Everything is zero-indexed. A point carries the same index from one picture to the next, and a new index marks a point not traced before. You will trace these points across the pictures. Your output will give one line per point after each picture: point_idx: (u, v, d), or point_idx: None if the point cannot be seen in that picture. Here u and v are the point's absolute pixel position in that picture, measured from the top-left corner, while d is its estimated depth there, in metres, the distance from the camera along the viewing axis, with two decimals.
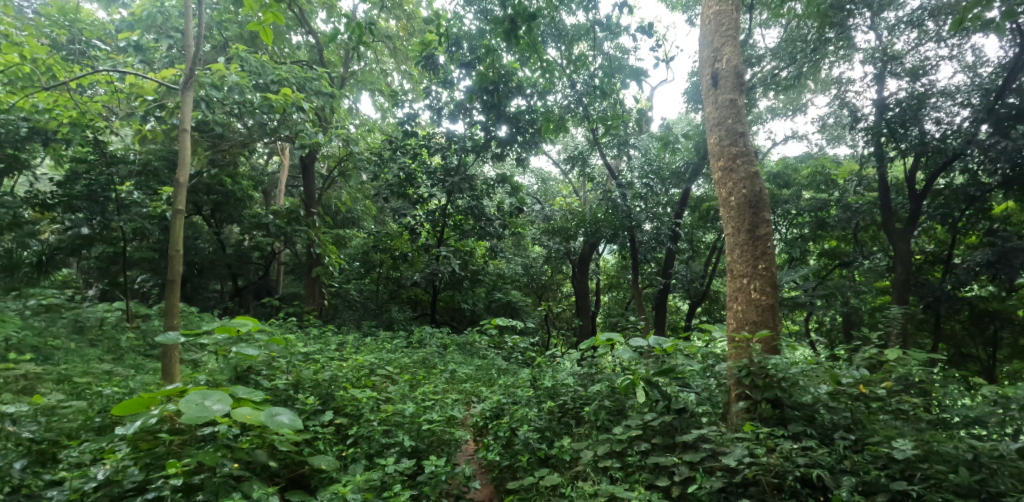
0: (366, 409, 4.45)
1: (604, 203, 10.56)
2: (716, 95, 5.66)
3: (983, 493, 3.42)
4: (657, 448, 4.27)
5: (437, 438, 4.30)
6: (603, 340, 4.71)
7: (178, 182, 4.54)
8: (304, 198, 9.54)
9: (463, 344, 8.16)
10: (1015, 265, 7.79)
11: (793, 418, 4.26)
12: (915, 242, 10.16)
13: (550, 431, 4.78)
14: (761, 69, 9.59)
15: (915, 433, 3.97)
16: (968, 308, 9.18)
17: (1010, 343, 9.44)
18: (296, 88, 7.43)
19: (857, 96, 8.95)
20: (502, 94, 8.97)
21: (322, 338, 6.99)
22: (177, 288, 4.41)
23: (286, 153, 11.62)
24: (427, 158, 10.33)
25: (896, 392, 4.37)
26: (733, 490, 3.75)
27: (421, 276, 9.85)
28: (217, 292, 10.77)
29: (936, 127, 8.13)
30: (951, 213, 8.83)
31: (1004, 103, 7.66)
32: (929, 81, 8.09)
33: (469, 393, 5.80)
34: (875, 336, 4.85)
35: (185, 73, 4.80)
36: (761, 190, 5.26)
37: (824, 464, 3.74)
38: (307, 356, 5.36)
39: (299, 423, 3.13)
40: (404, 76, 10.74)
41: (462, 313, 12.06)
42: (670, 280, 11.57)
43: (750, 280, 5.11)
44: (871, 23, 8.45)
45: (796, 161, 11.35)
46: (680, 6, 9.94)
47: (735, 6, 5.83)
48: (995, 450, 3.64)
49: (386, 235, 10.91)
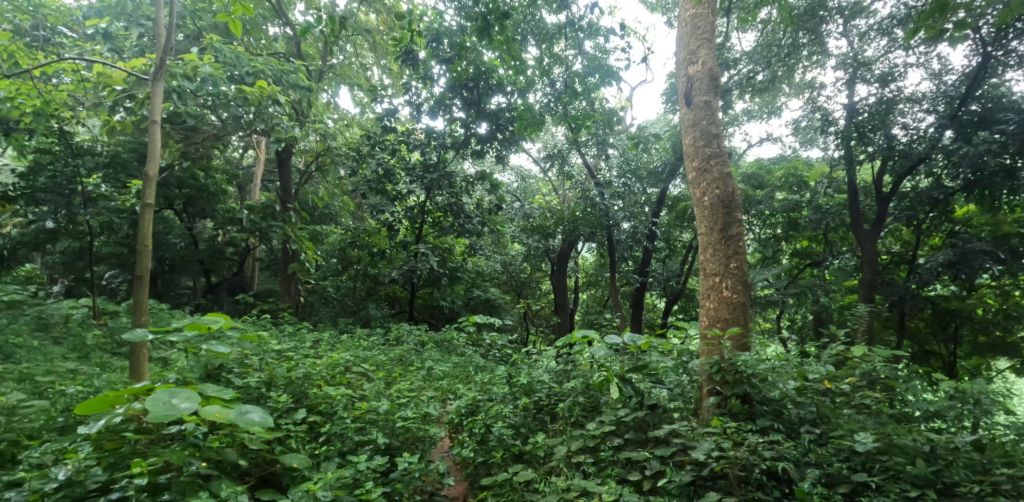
0: (340, 407, 4.43)
1: (582, 202, 10.75)
2: (691, 97, 5.74)
3: (937, 484, 3.55)
4: (630, 443, 4.35)
5: (411, 435, 4.28)
6: (579, 337, 4.76)
7: (148, 176, 4.43)
8: (281, 194, 9.38)
9: (440, 341, 8.14)
10: (974, 265, 8.08)
11: (761, 413, 4.36)
12: (882, 242, 10.36)
13: (524, 428, 4.80)
14: (737, 71, 9.69)
15: (877, 425, 4.10)
16: (930, 306, 9.46)
17: (970, 340, 9.75)
18: (272, 80, 7.28)
19: (829, 100, 9.16)
20: (481, 91, 9.21)
21: (296, 336, 6.88)
22: (146, 285, 4.33)
23: (262, 147, 11.44)
24: (407, 154, 10.26)
25: (860, 387, 4.51)
26: (702, 483, 3.82)
27: (399, 273, 9.76)
28: (189, 288, 10.54)
29: (903, 132, 8.37)
30: (916, 215, 9.08)
31: (966, 110, 7.94)
32: (897, 87, 8.33)
33: (446, 390, 5.77)
34: (842, 333, 4.98)
35: (156, 63, 4.68)
36: (734, 191, 5.35)
37: (790, 458, 3.83)
38: (281, 353, 5.28)
39: (270, 421, 3.11)
40: (384, 71, 10.68)
41: (441, 310, 12.00)
42: (647, 278, 11.75)
43: (722, 279, 5.20)
44: (843, 30, 8.67)
45: (770, 162, 11.60)
46: (660, 8, 10.04)
47: (712, 9, 5.92)
48: (951, 442, 3.80)
49: (364, 231, 10.79)
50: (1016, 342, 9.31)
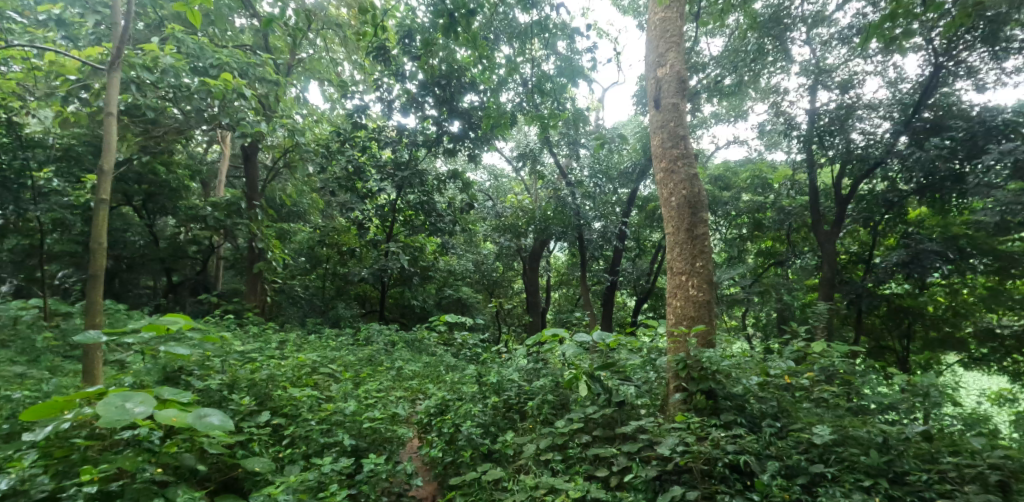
0: (304, 409, 4.35)
1: (553, 201, 10.83)
2: (660, 99, 5.82)
3: (889, 473, 3.70)
4: (598, 440, 4.41)
5: (379, 436, 4.24)
6: (548, 335, 4.78)
7: (103, 170, 4.28)
8: (246, 190, 9.16)
9: (411, 341, 8.07)
10: (926, 265, 8.41)
11: (724, 408, 4.46)
12: (842, 243, 10.68)
13: (493, 427, 4.80)
14: (706, 75, 9.90)
15: (835, 419, 4.24)
16: (886, 304, 9.83)
17: (922, 336, 10.15)
18: (237, 73, 7.08)
19: (792, 105, 9.42)
20: (454, 89, 9.18)
21: (262, 336, 6.73)
22: (101, 284, 4.18)
23: (227, 142, 11.15)
24: (378, 152, 10.16)
25: (818, 382, 4.66)
26: (667, 478, 3.88)
27: (369, 273, 9.63)
28: (149, 288, 10.20)
29: (861, 137, 8.67)
30: (872, 217, 9.42)
31: (920, 117, 8.28)
32: (856, 94, 8.63)
33: (416, 390, 5.72)
34: (802, 329, 5.13)
35: (112, 53, 4.51)
36: (700, 191, 5.46)
37: (752, 451, 3.93)
38: (244, 354, 5.16)
39: (230, 424, 3.04)
40: (355, 67, 10.54)
41: (412, 310, 11.89)
42: (617, 277, 11.91)
43: (689, 278, 5.29)
44: (807, 37, 8.92)
45: (736, 165, 11.86)
46: (631, 11, 10.16)
47: (680, 13, 6.02)
48: (902, 434, 3.96)
49: (333, 229, 10.64)
50: (964, 338, 9.68)
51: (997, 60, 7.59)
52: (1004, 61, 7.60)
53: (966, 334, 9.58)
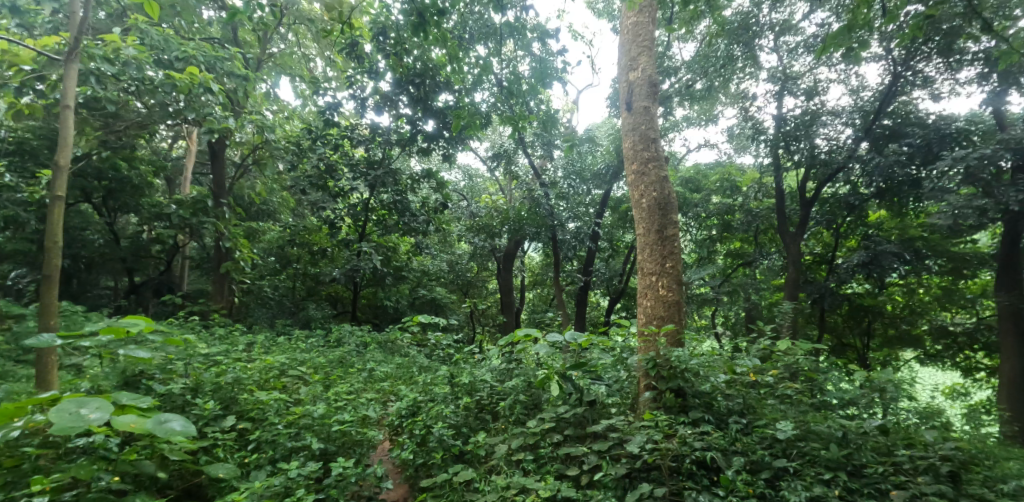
0: (271, 413, 4.27)
1: (527, 201, 10.80)
2: (632, 102, 5.89)
3: (848, 466, 3.82)
4: (569, 440, 4.44)
5: (348, 439, 4.20)
6: (521, 336, 4.78)
7: (58, 166, 4.12)
8: (213, 188, 8.94)
9: (383, 342, 8.00)
10: (885, 266, 8.67)
11: (693, 406, 4.54)
12: (807, 244, 10.95)
13: (465, 428, 4.79)
14: (677, 79, 10.07)
15: (798, 414, 4.35)
16: (848, 303, 10.13)
17: (881, 333, 10.51)
18: (204, 67, 6.88)
19: (760, 110, 9.64)
20: (428, 88, 9.11)
21: (229, 339, 6.58)
22: (55, 285, 4.03)
23: (193, 138, 10.86)
24: (350, 150, 10.03)
25: (782, 379, 4.79)
26: (636, 475, 3.94)
27: (341, 273, 9.49)
28: (110, 289, 9.87)
29: (825, 142, 8.93)
30: (835, 219, 9.71)
31: (880, 124, 8.58)
32: (820, 100, 8.89)
33: (387, 392, 5.67)
34: (768, 328, 5.26)
35: (70, 43, 4.35)
36: (670, 193, 5.54)
37: (718, 447, 4.01)
38: (209, 357, 5.04)
39: (192, 430, 2.97)
40: (327, 63, 10.38)
41: (385, 310, 11.78)
42: (590, 277, 12.02)
43: (659, 278, 5.36)
44: (774, 45, 9.14)
45: (707, 167, 12.08)
46: (606, 14, 10.26)
47: (652, 18, 6.11)
48: (861, 428, 4.09)
49: (304, 229, 10.47)
50: (920, 335, 10.05)
51: (951, 71, 7.92)
52: (959, 72, 7.92)
53: (923, 331, 9.95)
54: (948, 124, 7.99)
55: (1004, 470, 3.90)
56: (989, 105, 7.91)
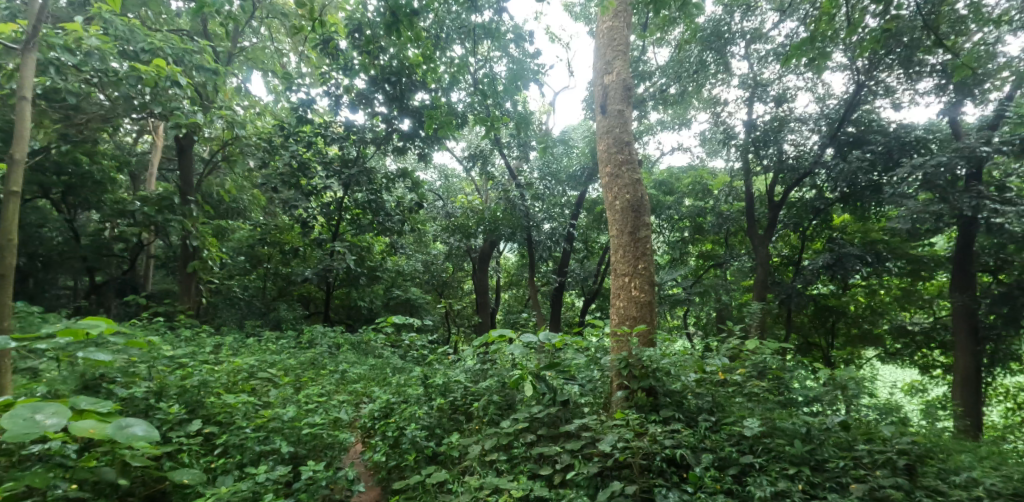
0: (239, 416, 4.19)
1: (503, 202, 10.74)
2: (606, 105, 5.96)
3: (811, 461, 3.93)
4: (542, 440, 4.47)
5: (319, 442, 4.16)
6: (495, 336, 4.79)
7: (14, 160, 3.98)
8: (180, 184, 8.70)
9: (356, 343, 7.93)
10: (848, 268, 8.91)
11: (664, 404, 4.62)
12: (774, 246, 11.18)
13: (439, 429, 4.79)
14: (652, 83, 10.22)
15: (764, 412, 4.46)
16: (814, 303, 10.41)
17: (845, 332, 10.83)
18: (172, 60, 6.68)
19: (731, 115, 9.84)
20: (404, 87, 9.03)
21: (195, 341, 6.42)
22: (11, 285, 3.89)
23: (159, 133, 10.56)
24: (324, 148, 9.89)
25: (750, 377, 4.90)
26: (608, 473, 3.99)
27: (313, 273, 9.35)
28: (69, 288, 9.53)
29: (793, 148, 9.17)
30: (801, 223, 9.97)
31: (844, 131, 8.84)
32: (788, 107, 9.13)
33: (360, 393, 5.63)
34: (737, 328, 5.37)
35: (27, 32, 4.20)
36: (643, 196, 5.62)
37: (688, 445, 4.09)
38: (174, 360, 4.92)
39: (155, 436, 2.91)
40: (301, 59, 10.22)
41: (359, 311, 11.68)
42: (565, 277, 12.09)
43: (631, 279, 5.43)
44: (745, 52, 9.34)
45: (680, 171, 12.27)
46: (583, 17, 10.35)
47: (627, 23, 6.19)
48: (824, 424, 4.21)
49: (275, 227, 10.30)
50: (881, 334, 10.39)
51: (911, 81, 8.20)
52: (918, 83, 8.20)
53: (884, 330, 10.28)
54: (908, 133, 8.30)
55: (957, 462, 4.07)
56: (947, 115, 8.22)
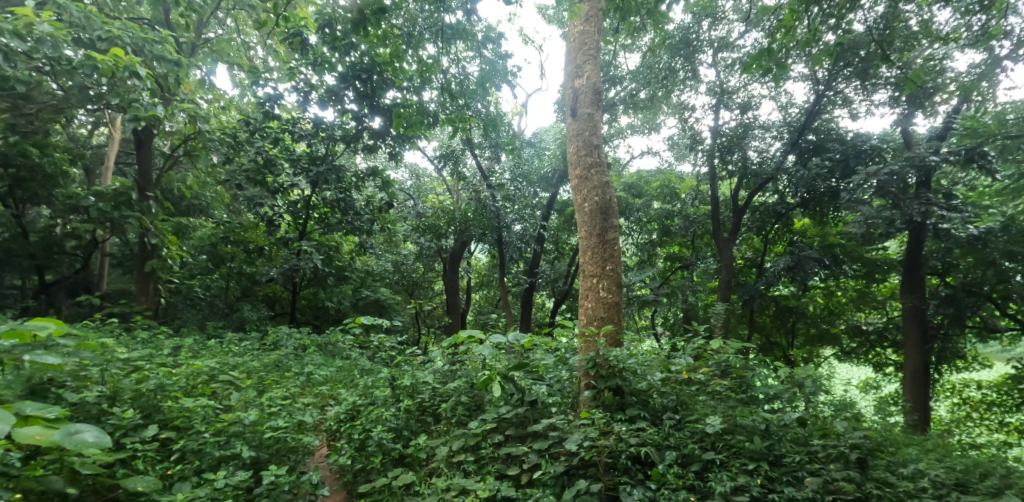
0: (198, 420, 4.09)
1: (473, 203, 10.71)
2: (577, 108, 6.01)
3: (769, 456, 4.05)
4: (510, 440, 4.49)
5: (283, 446, 4.09)
6: (464, 337, 4.76)
7: None
8: (139, 180, 8.39)
9: (323, 344, 7.82)
10: (808, 270, 9.15)
11: (630, 404, 4.69)
12: (739, 249, 11.41)
13: (406, 431, 4.75)
14: (622, 88, 10.38)
15: (726, 409, 4.57)
16: (775, 305, 10.72)
17: (804, 332, 11.18)
18: (130, 49, 6.45)
19: (698, 121, 10.04)
20: (375, 84, 8.73)
21: (152, 342, 6.22)
22: None
23: (117, 125, 10.17)
24: (291, 145, 9.70)
25: (712, 376, 5.02)
26: (575, 472, 4.03)
27: (279, 273, 9.14)
28: (17, 287, 9.10)
29: (756, 154, 9.42)
30: (764, 226, 10.24)
31: (805, 138, 9.13)
32: (752, 115, 9.38)
33: (326, 396, 5.55)
34: (701, 328, 5.49)
35: None
36: (611, 198, 5.70)
37: (653, 442, 4.16)
38: (129, 363, 4.75)
39: (107, 442, 2.83)
40: (269, 52, 9.99)
41: (326, 311, 11.51)
42: (535, 278, 12.13)
43: (599, 280, 5.49)
44: (712, 60, 9.53)
45: (649, 174, 12.48)
46: (555, 20, 10.40)
47: (598, 28, 6.26)
48: (782, 420, 4.33)
49: (240, 226, 10.07)
50: (838, 334, 10.75)
51: (867, 93, 8.52)
52: (874, 94, 8.53)
53: (840, 330, 10.65)
54: (864, 142, 8.63)
55: (905, 455, 4.25)
56: (899, 125, 8.57)
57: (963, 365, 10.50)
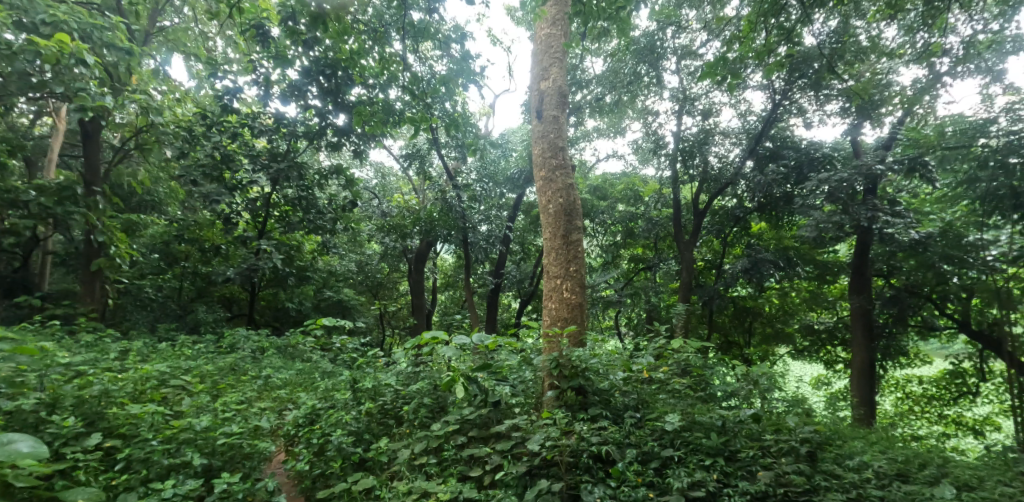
0: (145, 428, 3.91)
1: (439, 203, 10.63)
2: (542, 111, 6.03)
3: (725, 452, 4.13)
4: (473, 441, 4.47)
5: (237, 453, 3.97)
6: (427, 338, 4.68)
7: None
8: (85, 174, 8.00)
9: (282, 346, 7.62)
10: (763, 272, 9.42)
11: (592, 403, 4.74)
12: (699, 251, 11.64)
13: (367, 434, 4.68)
14: (589, 92, 10.49)
15: (685, 407, 4.66)
16: (734, 305, 11.01)
17: (760, 332, 11.51)
18: (77, 35, 6.12)
19: (661, 126, 10.22)
20: (340, 82, 8.51)
21: (97, 346, 5.94)
22: None
23: (62, 116, 9.66)
24: (251, 140, 9.43)
25: (672, 375, 5.11)
26: (537, 472, 4.04)
27: (236, 273, 8.84)
28: None
29: (717, 159, 9.65)
30: (723, 229, 10.50)
31: (762, 145, 9.41)
32: (713, 121, 9.60)
33: (285, 400, 5.41)
34: (663, 329, 5.58)
35: None
36: (575, 201, 5.73)
37: (613, 441, 4.20)
38: (70, 368, 4.52)
39: (43, 452, 2.77)
40: (229, 44, 9.69)
41: (286, 313, 11.24)
42: (501, 279, 12.12)
43: (563, 281, 5.52)
44: (676, 67, 9.71)
45: (613, 177, 12.64)
46: (523, 22, 10.41)
47: (565, 32, 6.31)
48: (738, 416, 4.44)
49: (195, 223, 9.72)
50: (792, 333, 11.12)
51: (820, 103, 8.84)
52: (826, 104, 8.85)
53: (794, 330, 11.01)
54: (817, 150, 8.95)
55: (851, 448, 4.44)
56: (850, 135, 8.92)
57: (906, 362, 11.01)
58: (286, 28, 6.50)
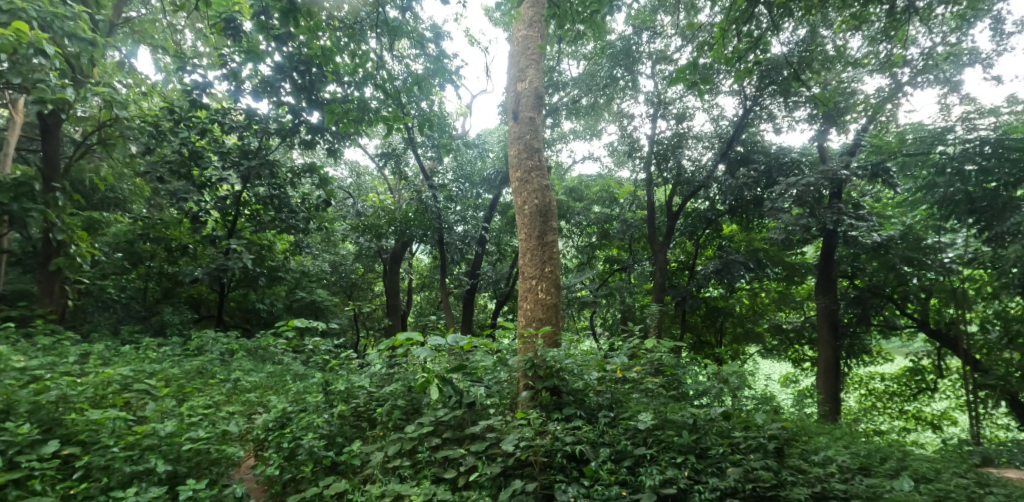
0: (106, 434, 3.78)
1: (415, 203, 10.54)
2: (518, 112, 6.02)
3: (696, 449, 4.19)
4: (447, 442, 4.44)
5: (204, 459, 3.86)
6: (401, 340, 4.61)
7: None
8: (44, 170, 7.71)
9: (252, 349, 7.45)
10: (734, 272, 9.60)
11: (566, 403, 4.75)
12: (672, 252, 11.84)
13: (339, 438, 4.63)
14: (565, 94, 10.54)
15: (657, 406, 4.71)
16: (706, 305, 11.17)
17: (731, 331, 11.71)
18: (35, 24, 5.87)
19: (636, 129, 10.33)
20: (313, 78, 8.34)
21: (55, 350, 5.70)
22: None
23: (19, 109, 9.27)
24: (221, 137, 9.20)
25: (644, 374, 5.16)
26: (511, 473, 4.03)
27: (204, 273, 8.63)
28: None
29: (689, 162, 9.79)
30: (696, 231, 10.66)
31: (734, 149, 9.58)
32: (686, 125, 9.73)
33: (254, 404, 5.30)
34: (636, 328, 5.64)
35: None
36: (550, 202, 5.75)
37: (587, 440, 4.22)
38: (25, 372, 4.35)
39: None
40: (199, 38, 9.45)
41: (257, 314, 11.00)
42: (477, 279, 12.08)
43: (538, 282, 5.52)
44: (651, 71, 9.82)
45: (589, 179, 12.71)
46: (500, 23, 10.40)
47: (541, 34, 6.32)
48: (708, 414, 4.51)
49: (162, 222, 9.45)
50: (762, 332, 11.34)
51: (789, 109, 9.04)
52: (795, 110, 9.06)
53: (764, 329, 11.23)
54: (786, 154, 9.15)
55: (816, 443, 4.55)
56: (818, 140, 9.14)
57: (870, 359, 11.34)
58: (257, 22, 6.35)
